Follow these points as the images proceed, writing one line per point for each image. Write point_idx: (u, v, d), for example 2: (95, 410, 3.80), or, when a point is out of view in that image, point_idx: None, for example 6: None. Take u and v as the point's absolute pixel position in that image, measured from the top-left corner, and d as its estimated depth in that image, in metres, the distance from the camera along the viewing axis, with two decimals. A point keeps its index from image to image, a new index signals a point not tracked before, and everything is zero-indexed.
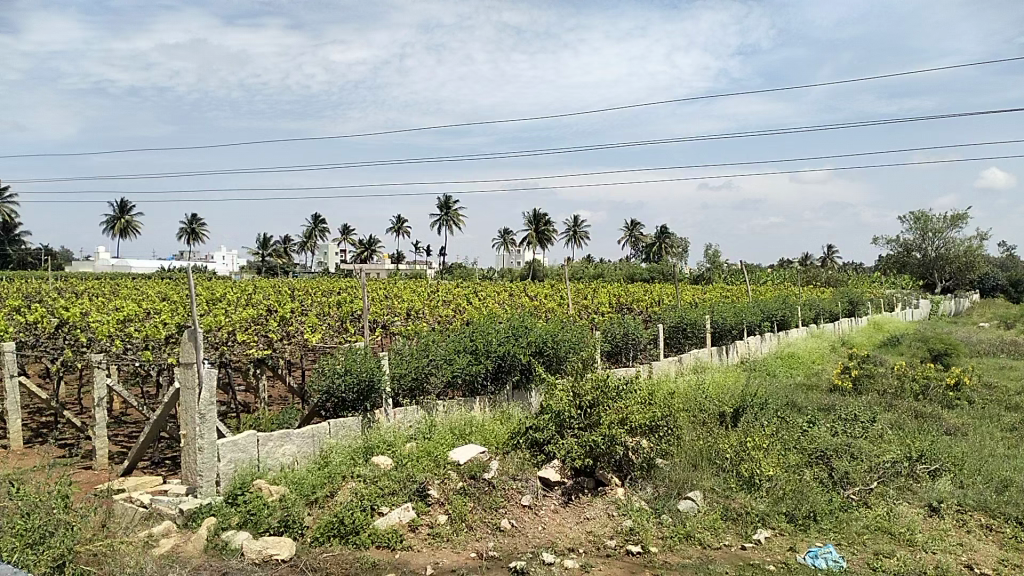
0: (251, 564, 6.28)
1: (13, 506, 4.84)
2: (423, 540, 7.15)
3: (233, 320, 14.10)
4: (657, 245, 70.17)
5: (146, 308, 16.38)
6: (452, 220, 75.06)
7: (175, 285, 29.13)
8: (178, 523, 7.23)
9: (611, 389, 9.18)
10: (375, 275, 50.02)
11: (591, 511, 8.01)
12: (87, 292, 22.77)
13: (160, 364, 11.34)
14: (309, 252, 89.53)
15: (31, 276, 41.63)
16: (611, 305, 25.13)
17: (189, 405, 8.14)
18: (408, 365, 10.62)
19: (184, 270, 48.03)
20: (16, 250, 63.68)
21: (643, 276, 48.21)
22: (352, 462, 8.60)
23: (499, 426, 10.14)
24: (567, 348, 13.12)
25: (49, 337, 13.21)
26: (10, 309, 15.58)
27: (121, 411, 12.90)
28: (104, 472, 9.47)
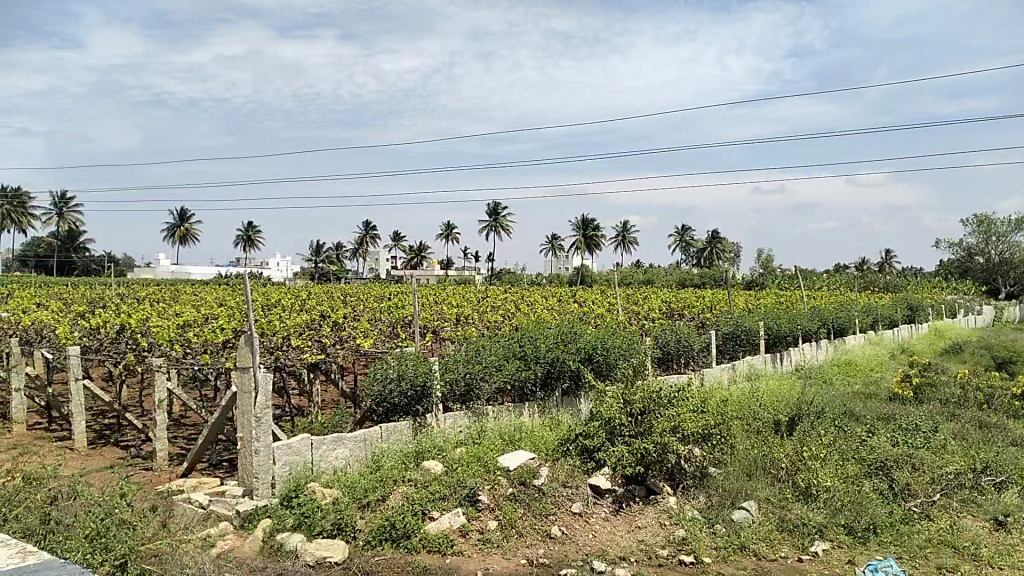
0: (305, 566, 6.39)
1: (78, 501, 4.93)
2: (473, 545, 7.16)
3: (288, 326, 14.37)
4: (708, 249, 69.36)
5: (205, 313, 16.80)
6: (501, 226, 75.23)
7: (233, 291, 29.89)
8: (235, 524, 7.42)
9: (662, 397, 9.08)
10: (424, 281, 50.68)
11: (643, 519, 7.92)
12: (149, 298, 23.52)
13: (217, 368, 11.62)
14: (360, 259, 90.81)
15: (95, 282, 43.28)
16: (662, 311, 24.90)
17: (246, 409, 8.33)
18: (458, 370, 10.66)
19: (240, 278, 49.43)
20: (80, 257, 66.00)
21: (694, 282, 47.57)
22: (403, 467, 8.69)
23: (549, 433, 10.10)
24: (618, 354, 13.01)
25: (112, 341, 13.61)
26: (76, 314, 16.13)
27: (180, 413, 13.26)
28: (165, 473, 9.72)
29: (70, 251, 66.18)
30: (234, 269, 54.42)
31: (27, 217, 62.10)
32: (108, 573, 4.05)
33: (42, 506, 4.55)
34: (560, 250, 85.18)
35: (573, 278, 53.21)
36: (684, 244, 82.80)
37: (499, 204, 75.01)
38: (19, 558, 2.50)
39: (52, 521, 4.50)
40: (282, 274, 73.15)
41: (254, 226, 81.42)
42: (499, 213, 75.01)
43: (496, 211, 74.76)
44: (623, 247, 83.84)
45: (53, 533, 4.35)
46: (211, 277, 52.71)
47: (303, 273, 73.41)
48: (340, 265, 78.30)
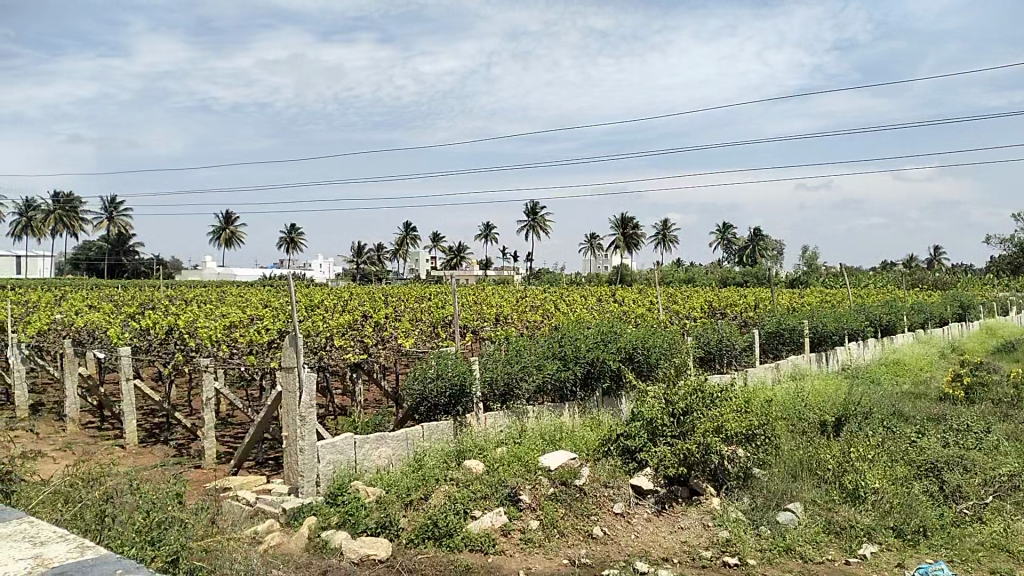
0: (349, 563, 6.47)
1: (129, 495, 4.98)
2: (515, 545, 7.17)
3: (331, 326, 14.57)
4: (750, 247, 68.43)
5: (249, 314, 17.12)
6: (540, 225, 75.21)
7: (277, 293, 30.36)
8: (281, 522, 7.57)
9: (705, 397, 8.97)
10: (463, 281, 50.93)
11: (686, 520, 7.85)
12: (196, 300, 24.00)
13: (263, 368, 11.83)
14: (400, 259, 91.62)
15: (143, 284, 44.41)
16: (704, 310, 24.64)
17: (290, 408, 8.45)
18: (497, 369, 10.69)
19: (284, 279, 50.20)
20: (130, 260, 67.68)
21: (736, 281, 46.96)
22: (445, 466, 8.73)
23: (590, 433, 10.07)
24: (658, 354, 12.91)
25: (161, 342, 13.93)
26: (127, 316, 16.55)
27: (227, 412, 13.53)
28: (213, 471, 9.93)
29: (120, 254, 67.87)
30: (278, 270, 55.32)
31: (79, 222, 63.88)
32: (160, 569, 4.00)
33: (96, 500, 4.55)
34: (599, 249, 84.86)
35: (612, 277, 52.97)
36: (725, 241, 81.74)
37: (537, 204, 75.03)
38: (77, 552, 2.49)
39: (104, 514, 4.52)
40: (324, 275, 74.12)
41: (297, 229, 82.70)
42: (537, 212, 74.93)
43: (535, 211, 74.86)
44: (663, 246, 83.13)
45: (108, 527, 4.35)
46: (257, 279, 53.70)
47: (345, 274, 74.30)
48: (380, 266, 79.07)
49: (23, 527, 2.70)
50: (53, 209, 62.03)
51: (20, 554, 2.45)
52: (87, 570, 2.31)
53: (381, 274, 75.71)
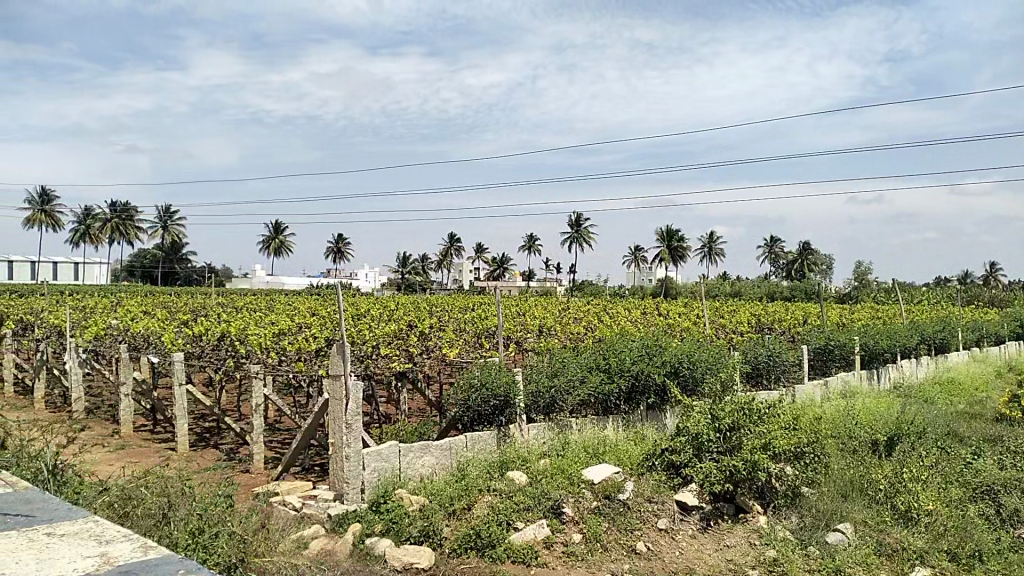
0: (393, 571, 6.52)
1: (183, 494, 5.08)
2: (558, 558, 7.12)
3: (376, 335, 14.76)
4: (798, 261, 67.21)
5: (298, 322, 17.42)
6: (583, 237, 75.05)
7: (325, 301, 30.82)
8: (326, 527, 7.68)
9: (752, 413, 8.83)
10: (506, 292, 51.13)
11: (732, 538, 7.72)
12: (246, 308, 24.50)
13: (310, 375, 12.02)
14: (444, 270, 92.27)
15: (196, 292, 45.67)
16: (750, 325, 24.26)
17: (337, 415, 8.56)
18: (542, 381, 10.70)
19: (331, 287, 50.96)
20: (183, 268, 69.51)
21: (784, 295, 46.15)
22: (488, 476, 8.74)
23: (634, 447, 9.98)
24: (704, 368, 12.75)
25: (212, 348, 14.27)
26: (180, 322, 17.01)
27: (275, 418, 13.77)
28: (261, 476, 10.11)
29: (173, 262, 69.80)
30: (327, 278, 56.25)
31: (136, 231, 65.86)
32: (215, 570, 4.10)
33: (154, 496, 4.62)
34: (643, 262, 84.27)
35: (657, 291, 52.58)
36: (772, 255, 80.56)
37: (581, 216, 74.94)
38: (141, 552, 2.56)
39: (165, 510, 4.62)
40: (369, 285, 75.05)
41: (343, 239, 84.00)
42: (581, 224, 74.76)
43: (579, 223, 74.78)
44: (709, 259, 82.15)
45: (166, 525, 4.43)
46: (305, 288, 54.62)
47: (390, 284, 75.08)
48: (424, 276, 79.75)
49: (89, 526, 2.79)
50: (111, 218, 64.10)
51: (88, 551, 2.53)
52: (151, 570, 2.38)
53: (425, 284, 76.32)
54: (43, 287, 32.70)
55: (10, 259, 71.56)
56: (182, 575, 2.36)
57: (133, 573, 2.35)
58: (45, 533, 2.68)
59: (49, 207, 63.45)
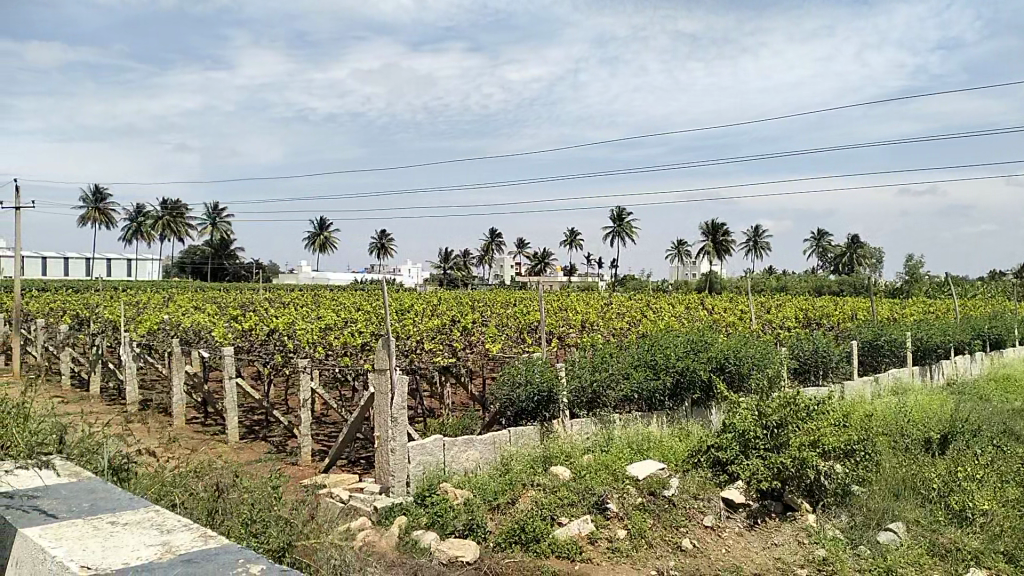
0: (438, 564, 6.59)
1: (238, 483, 5.19)
2: (602, 553, 7.10)
3: (420, 330, 14.89)
4: (847, 255, 65.82)
5: (345, 317, 17.63)
6: (626, 232, 74.58)
7: (370, 297, 31.19)
8: (373, 520, 7.80)
9: (801, 410, 8.69)
10: (548, 288, 51.15)
11: (780, 536, 7.61)
12: (293, 303, 24.92)
13: (356, 369, 12.19)
14: (486, 265, 92.55)
15: (244, 288, 46.78)
16: (798, 321, 23.84)
17: (382, 409, 8.66)
18: (584, 377, 10.70)
19: (376, 283, 51.65)
20: (231, 264, 70.90)
21: (832, 289, 45.28)
22: (532, 471, 8.75)
23: (678, 443, 9.90)
24: (751, 364, 12.57)
25: (261, 343, 14.55)
26: (231, 317, 17.38)
27: (321, 411, 13.98)
28: (309, 468, 10.30)
29: (222, 258, 71.36)
30: (372, 273, 56.78)
31: (186, 228, 67.44)
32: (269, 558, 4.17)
33: (208, 488, 4.70)
34: (687, 257, 83.36)
35: (702, 286, 51.90)
36: (819, 249, 79.07)
37: (623, 211, 74.39)
38: (202, 541, 2.63)
39: (219, 498, 4.68)
40: (412, 280, 75.68)
41: (386, 235, 84.90)
42: (623, 218, 74.38)
43: (621, 217, 74.34)
44: (754, 253, 81.01)
45: (221, 514, 4.49)
46: (350, 284, 55.24)
47: (432, 279, 75.59)
48: (466, 272, 80.15)
49: (151, 515, 2.87)
50: (161, 215, 65.75)
51: (151, 540, 2.60)
52: (212, 559, 2.45)
53: (467, 279, 76.68)
54: (97, 282, 33.65)
55: (67, 257, 73.83)
56: (242, 565, 2.43)
57: (195, 562, 2.42)
58: (109, 522, 2.76)
59: (103, 204, 65.40)
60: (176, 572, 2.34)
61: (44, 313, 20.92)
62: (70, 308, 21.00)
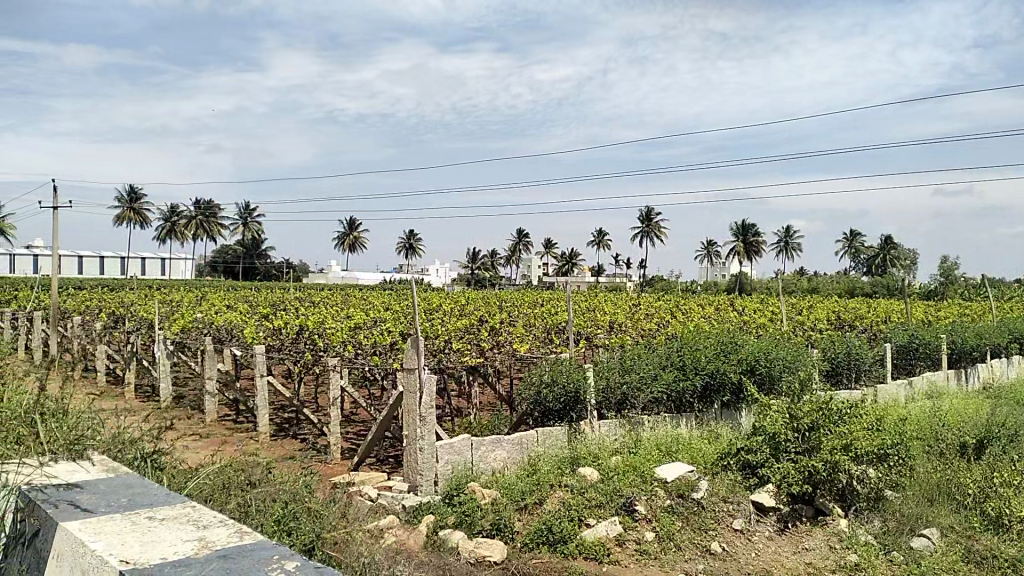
0: (465, 563, 6.61)
1: (273, 481, 5.24)
2: (631, 556, 7.06)
3: (448, 330, 14.95)
4: (880, 256, 64.81)
5: (374, 316, 17.75)
6: (654, 232, 74.11)
7: (399, 296, 31.38)
8: (401, 518, 7.86)
9: (833, 413, 8.58)
10: (576, 288, 51.06)
11: (810, 541, 7.52)
12: (323, 303, 25.14)
13: (385, 368, 12.27)
14: (513, 265, 92.57)
15: (275, 287, 47.32)
16: (830, 323, 23.53)
17: (411, 408, 8.72)
18: (612, 378, 10.67)
19: (405, 282, 52.04)
20: (262, 263, 71.74)
21: (864, 291, 44.66)
22: (559, 472, 8.74)
23: (708, 446, 9.83)
24: (782, 367, 12.43)
25: (292, 342, 14.72)
26: (262, 316, 17.59)
27: (350, 409, 14.10)
28: (338, 466, 10.39)
29: (254, 258, 72.27)
30: (400, 273, 57.00)
31: (218, 228, 68.40)
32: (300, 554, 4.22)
33: (242, 483, 4.76)
34: (716, 257, 82.65)
35: (731, 287, 51.41)
36: (851, 250, 77.99)
37: (652, 211, 73.96)
38: (237, 537, 2.67)
39: (251, 493, 4.75)
40: (440, 280, 75.99)
41: (415, 235, 85.36)
42: (652, 218, 74.01)
43: (650, 217, 73.92)
44: (784, 253, 80.11)
45: (253, 510, 4.55)
46: (379, 283, 55.57)
47: (460, 279, 75.82)
48: (493, 272, 80.27)
49: (187, 512, 2.92)
50: (195, 215, 66.74)
51: (187, 535, 2.64)
52: (247, 555, 2.48)
53: (495, 279, 76.80)
54: (133, 282, 34.28)
55: (102, 256, 75.21)
56: (276, 561, 2.46)
57: (230, 557, 2.46)
58: (148, 517, 2.81)
59: (137, 204, 66.56)
60: (213, 568, 2.37)
61: (81, 310, 21.35)
62: (105, 305, 21.41)
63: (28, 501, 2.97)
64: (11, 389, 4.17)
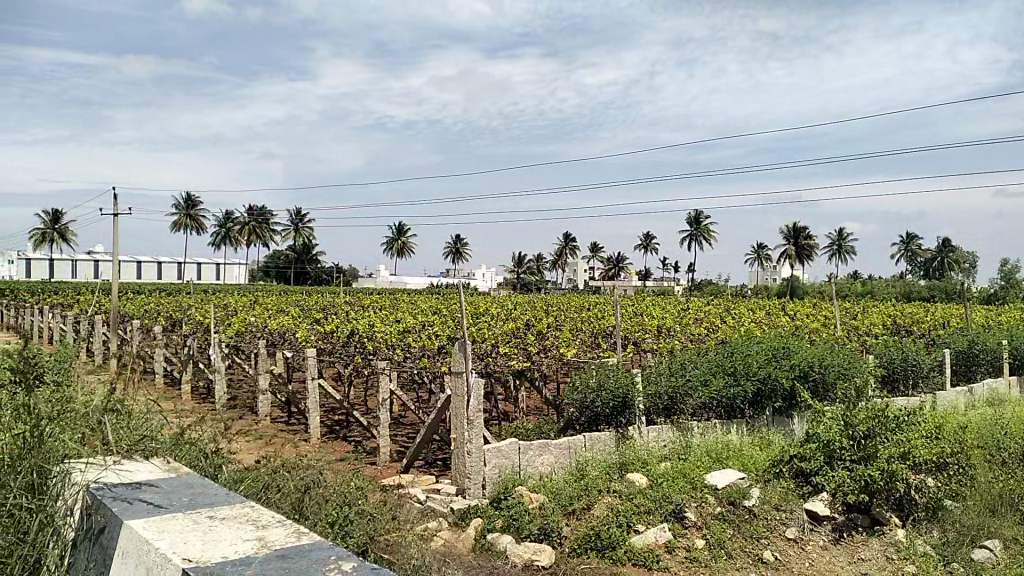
0: (514, 567, 6.62)
1: (325, 482, 5.37)
2: (681, 563, 6.98)
3: (495, 335, 15.03)
4: (938, 259, 62.99)
5: (422, 320, 17.89)
6: (703, 235, 73.26)
7: (447, 300, 31.65)
8: (450, 521, 7.94)
9: (890, 420, 8.36)
10: (623, 292, 50.92)
11: (867, 552, 7.33)
12: (373, 306, 25.48)
13: (433, 372, 12.38)
14: (559, 269, 92.28)
15: (325, 291, 48.31)
16: (885, 328, 22.95)
17: (459, 412, 8.78)
18: (661, 384, 10.58)
19: (452, 286, 52.56)
20: (313, 268, 73.08)
21: (922, 295, 43.43)
22: (607, 477, 8.69)
23: (759, 452, 9.67)
24: (837, 373, 12.14)
25: (343, 345, 14.95)
26: (314, 321, 17.92)
27: (399, 412, 14.25)
28: (388, 468, 10.52)
29: (304, 263, 73.64)
30: (448, 277, 57.32)
31: (270, 234, 69.88)
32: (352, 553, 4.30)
33: (296, 481, 4.86)
34: (766, 261, 81.28)
35: (782, 291, 50.56)
36: (908, 253, 75.99)
37: (701, 214, 73.09)
38: (295, 537, 2.72)
39: (306, 491, 4.84)
40: (486, 284, 76.24)
41: (462, 240, 86.04)
42: (700, 221, 73.24)
43: (698, 220, 73.11)
44: (838, 257, 78.47)
45: (308, 507, 4.65)
46: (426, 287, 55.96)
47: (507, 282, 76.02)
48: (540, 276, 80.30)
49: (246, 511, 3.00)
50: (248, 221, 68.27)
51: (247, 535, 2.71)
52: (305, 555, 2.53)
53: (541, 283, 76.79)
54: (189, 286, 35.28)
55: (160, 261, 77.41)
56: (334, 562, 2.50)
57: (289, 557, 2.51)
58: (208, 516, 2.89)
59: (193, 211, 68.41)
60: (273, 568, 2.43)
61: (141, 314, 22.02)
62: (163, 310, 22.06)
63: (95, 499, 3.08)
64: (75, 391, 4.32)
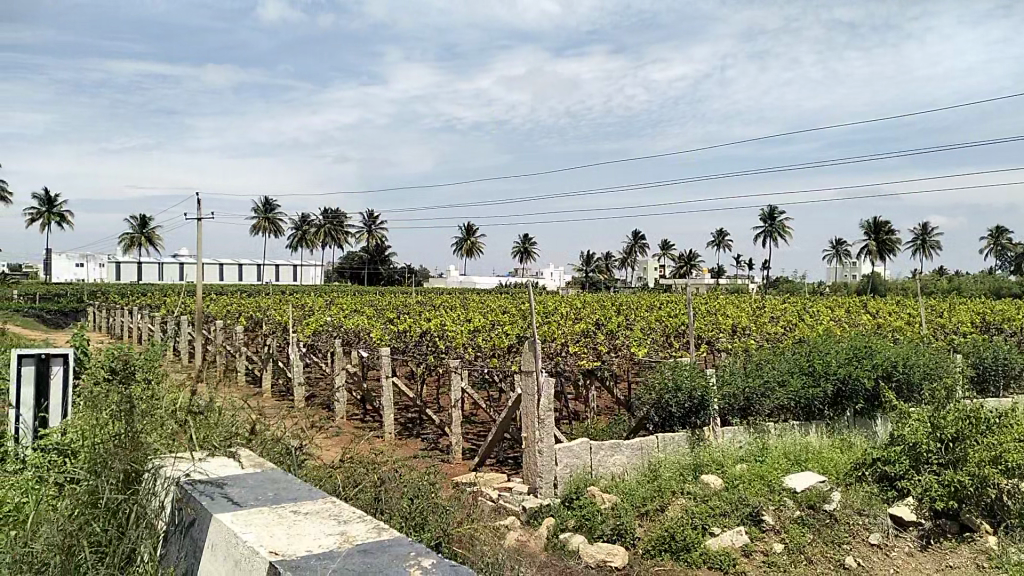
0: (587, 567, 6.62)
1: (399, 475, 5.50)
2: (758, 567, 6.83)
3: (565, 335, 15.02)
4: None
5: (492, 320, 18.02)
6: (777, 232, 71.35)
7: (517, 300, 31.84)
8: (522, 519, 8.01)
9: (979, 422, 7.95)
10: (693, 289, 50.19)
11: (956, 559, 7.04)
12: (446, 306, 25.80)
13: (504, 370, 12.46)
14: (629, 268, 91.54)
15: (397, 293, 49.33)
16: (975, 325, 21.89)
17: (529, 411, 8.80)
18: (736, 384, 10.37)
19: (522, 287, 53.12)
20: (385, 269, 74.51)
21: (1013, 292, 41.25)
22: (681, 478, 8.56)
23: (840, 455, 9.36)
24: (922, 373, 11.64)
25: (415, 344, 15.20)
26: (387, 321, 18.28)
27: (471, 411, 14.40)
28: (461, 466, 10.64)
29: (377, 263, 75.11)
30: (517, 277, 57.59)
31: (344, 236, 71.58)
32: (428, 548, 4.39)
33: (374, 474, 5.00)
34: (845, 257, 78.65)
35: (861, 289, 48.86)
36: (998, 246, 72.27)
37: (774, 210, 71.40)
38: (376, 533, 2.79)
39: (381, 484, 4.97)
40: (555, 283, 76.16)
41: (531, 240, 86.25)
42: (774, 217, 71.36)
43: (774, 216, 71.29)
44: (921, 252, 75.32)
45: (385, 503, 4.75)
46: (495, 287, 56.05)
47: (576, 282, 75.77)
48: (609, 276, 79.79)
49: (329, 506, 3.08)
50: (323, 224, 70.09)
51: (330, 529, 2.79)
52: (386, 550, 2.59)
53: (610, 282, 76.25)
54: (267, 288, 36.63)
55: (240, 265, 80.25)
56: (413, 558, 2.54)
57: (371, 552, 2.58)
58: (292, 511, 2.98)
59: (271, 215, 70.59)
60: (355, 562, 2.49)
61: (223, 315, 22.89)
62: (244, 310, 22.90)
63: (186, 492, 3.22)
64: (165, 389, 4.52)
